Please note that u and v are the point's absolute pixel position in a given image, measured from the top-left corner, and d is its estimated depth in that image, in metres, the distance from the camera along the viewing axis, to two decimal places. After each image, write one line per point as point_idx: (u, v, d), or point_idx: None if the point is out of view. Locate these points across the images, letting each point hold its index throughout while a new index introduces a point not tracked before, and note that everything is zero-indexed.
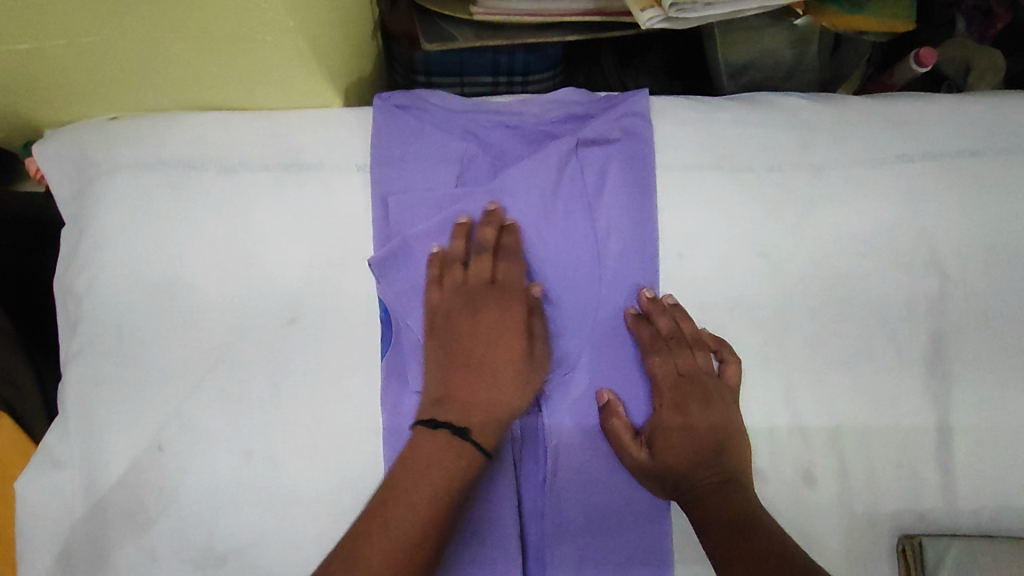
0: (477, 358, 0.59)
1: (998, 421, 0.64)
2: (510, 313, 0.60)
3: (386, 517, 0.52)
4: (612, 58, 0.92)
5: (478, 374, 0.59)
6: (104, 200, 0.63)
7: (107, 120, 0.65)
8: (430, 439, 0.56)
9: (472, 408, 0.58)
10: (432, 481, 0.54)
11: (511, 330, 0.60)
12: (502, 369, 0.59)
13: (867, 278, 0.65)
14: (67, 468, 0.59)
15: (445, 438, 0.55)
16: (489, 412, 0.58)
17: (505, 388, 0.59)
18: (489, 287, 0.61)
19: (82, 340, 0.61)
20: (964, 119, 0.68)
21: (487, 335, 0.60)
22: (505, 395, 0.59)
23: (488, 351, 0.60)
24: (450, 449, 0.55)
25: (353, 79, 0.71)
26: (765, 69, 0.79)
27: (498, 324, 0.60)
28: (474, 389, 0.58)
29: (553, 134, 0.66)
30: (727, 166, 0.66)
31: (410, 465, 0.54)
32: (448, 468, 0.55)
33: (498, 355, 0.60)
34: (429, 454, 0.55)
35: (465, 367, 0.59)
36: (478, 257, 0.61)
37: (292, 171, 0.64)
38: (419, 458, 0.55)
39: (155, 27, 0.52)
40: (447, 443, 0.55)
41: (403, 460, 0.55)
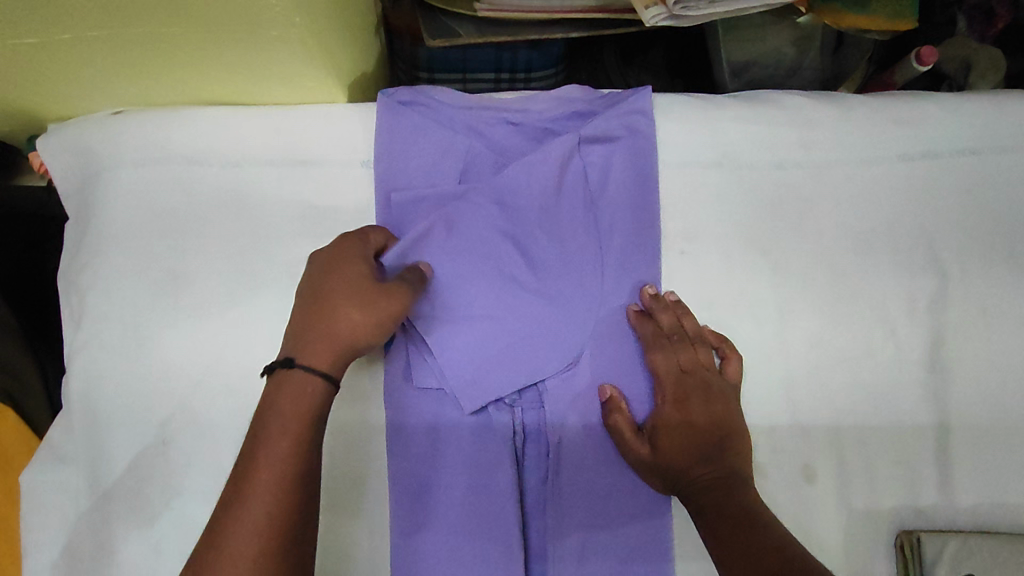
0: (306, 293, 0.54)
1: (996, 419, 0.63)
2: (341, 246, 0.56)
3: (239, 495, 0.46)
4: (615, 55, 0.92)
5: (314, 309, 0.53)
6: (110, 194, 0.63)
7: (111, 115, 0.65)
8: (266, 392, 0.50)
9: (299, 339, 0.51)
10: (275, 441, 0.47)
11: (344, 262, 0.55)
12: (335, 296, 0.53)
13: (868, 276, 0.65)
14: (73, 461, 0.60)
15: (285, 386, 0.50)
16: (320, 334, 0.51)
17: (331, 303, 0.52)
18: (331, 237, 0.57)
19: (86, 334, 0.61)
20: (967, 116, 0.68)
21: (316, 270, 0.54)
22: (336, 308, 0.52)
23: (315, 283, 0.54)
24: (289, 393, 0.49)
25: (356, 74, 0.71)
26: (767, 67, 0.79)
27: (331, 259, 0.55)
28: (303, 319, 0.53)
29: (556, 130, 0.66)
30: (729, 163, 0.66)
31: (264, 407, 0.49)
32: (293, 408, 0.49)
33: (331, 283, 0.53)
34: (281, 398, 0.49)
35: (299, 307, 0.54)
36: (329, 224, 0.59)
37: (296, 166, 0.64)
38: (271, 403, 0.49)
39: (161, 21, 0.52)
40: (287, 386, 0.50)
41: (258, 410, 0.50)
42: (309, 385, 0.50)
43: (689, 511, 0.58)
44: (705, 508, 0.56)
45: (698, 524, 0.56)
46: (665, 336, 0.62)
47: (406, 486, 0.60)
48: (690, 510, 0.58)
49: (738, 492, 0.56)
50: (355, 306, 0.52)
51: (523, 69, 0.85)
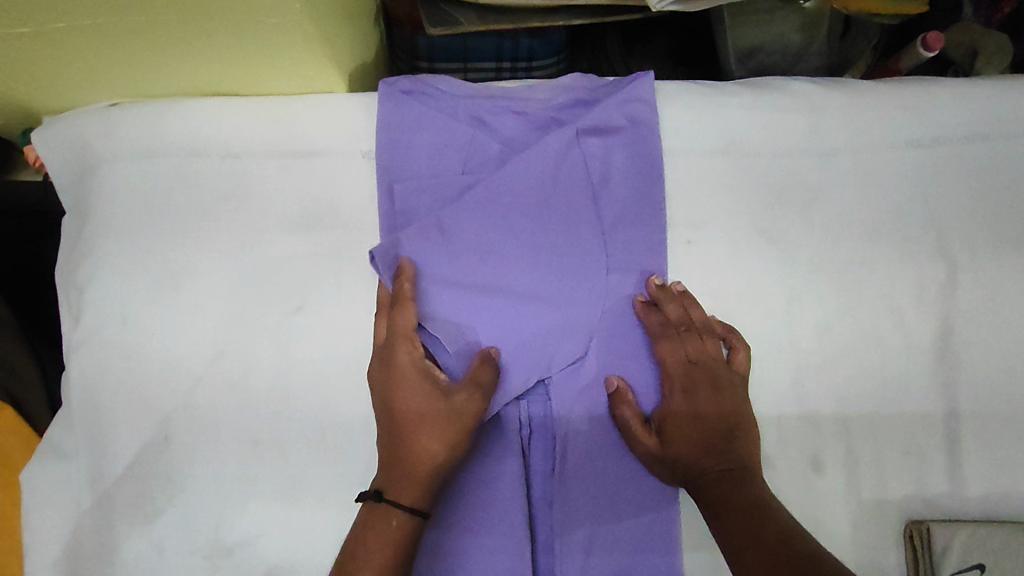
0: (384, 416, 0.57)
1: (1005, 406, 0.63)
2: (405, 363, 0.57)
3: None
4: (618, 43, 0.91)
5: (394, 436, 0.56)
6: (108, 188, 0.62)
7: (108, 107, 0.64)
8: (357, 521, 0.55)
9: (387, 472, 0.56)
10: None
11: (408, 382, 0.57)
12: (411, 425, 0.56)
13: (876, 265, 0.64)
14: (73, 459, 0.59)
15: (373, 523, 0.54)
16: (406, 469, 0.55)
17: (415, 437, 0.56)
18: (389, 343, 0.57)
19: (86, 330, 0.60)
20: (977, 101, 0.67)
21: (388, 394, 0.57)
22: (420, 444, 0.56)
23: (392, 411, 0.57)
24: (377, 529, 0.54)
25: (356, 64, 0.70)
26: (773, 53, 0.77)
27: (390, 377, 0.57)
28: (389, 452, 0.56)
29: (559, 119, 0.65)
30: (736, 152, 0.65)
31: (358, 536, 0.54)
32: (382, 544, 0.53)
33: (403, 408, 0.56)
34: (373, 526, 0.54)
35: (380, 431, 0.57)
36: (383, 313, 0.59)
37: (296, 158, 0.63)
38: (365, 530, 0.54)
39: (158, 9, 0.51)
40: (375, 523, 0.54)
41: (353, 536, 0.54)
42: (397, 522, 0.54)
43: (697, 503, 0.58)
44: (714, 501, 0.55)
45: (707, 517, 0.56)
46: (672, 328, 0.61)
47: None
48: (699, 502, 0.57)
49: (749, 486, 0.56)
50: (437, 441, 0.56)
51: (525, 58, 0.84)
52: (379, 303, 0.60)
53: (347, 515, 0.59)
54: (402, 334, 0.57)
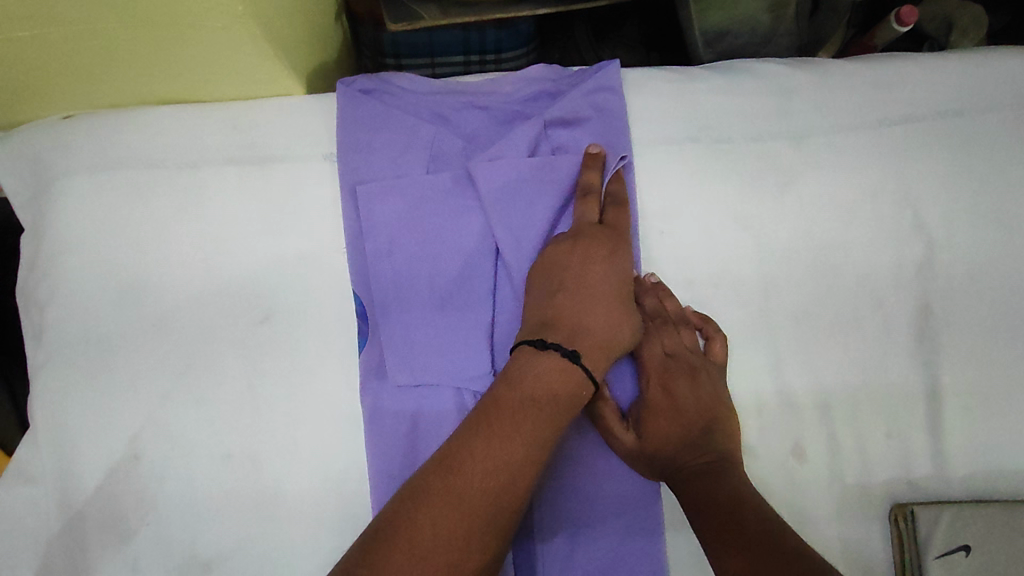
0: (573, 285, 0.57)
1: (987, 384, 0.62)
2: (626, 255, 0.59)
3: (470, 464, 0.47)
4: (586, 31, 0.89)
5: (590, 309, 0.57)
6: (63, 204, 0.61)
7: (59, 120, 0.62)
8: (522, 364, 0.53)
9: (572, 330, 0.55)
10: (541, 433, 0.50)
11: (619, 274, 0.58)
12: (613, 308, 0.57)
13: (853, 246, 0.63)
14: (42, 482, 0.58)
15: (551, 374, 0.52)
16: (606, 347, 0.56)
17: (613, 319, 0.57)
18: (610, 231, 0.59)
19: (49, 349, 0.59)
20: (950, 75, 0.66)
21: (587, 268, 0.57)
22: (618, 329, 0.57)
23: (585, 281, 0.57)
24: (554, 375, 0.52)
25: (315, 65, 0.68)
26: (742, 35, 0.76)
27: (613, 262, 0.58)
28: (582, 316, 0.56)
29: (524, 113, 0.64)
30: (706, 138, 0.64)
31: (524, 382, 0.52)
32: (554, 400, 0.51)
33: (610, 291, 0.58)
34: (547, 380, 0.52)
35: (572, 296, 0.57)
36: (589, 198, 0.60)
37: (256, 164, 0.62)
38: (536, 379, 0.52)
39: (97, 18, 0.49)
40: (558, 377, 0.52)
41: (514, 378, 0.52)
42: (581, 382, 0.53)
43: (677, 498, 0.57)
44: (693, 494, 0.54)
45: (685, 509, 0.55)
46: (647, 320, 0.61)
47: (383, 491, 0.58)
48: (678, 497, 0.56)
49: (729, 477, 0.55)
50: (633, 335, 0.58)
51: (493, 50, 0.83)
52: (584, 187, 0.60)
53: (324, 526, 0.58)
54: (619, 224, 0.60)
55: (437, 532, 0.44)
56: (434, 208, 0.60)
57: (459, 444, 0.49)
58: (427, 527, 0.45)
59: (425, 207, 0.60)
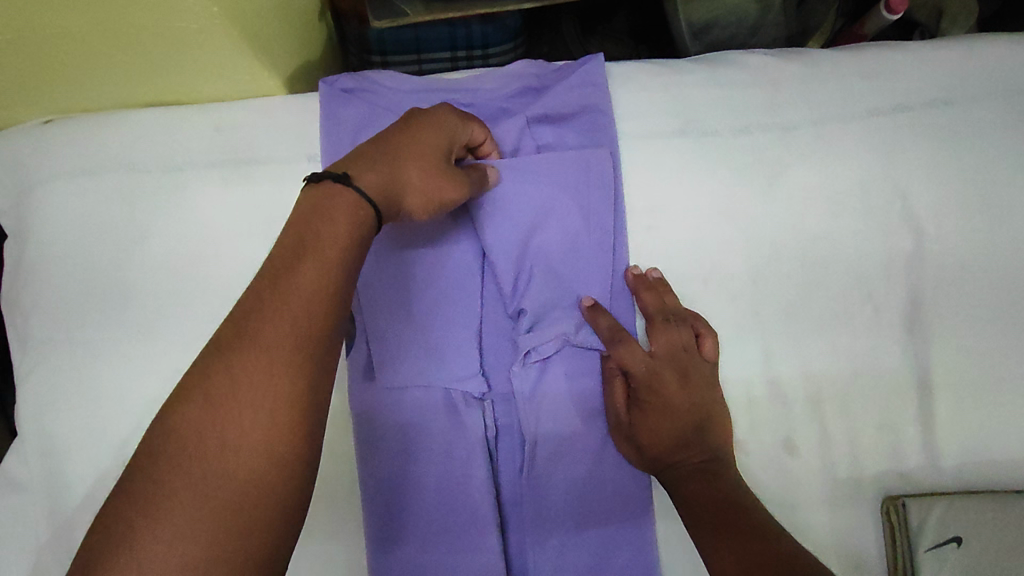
0: (392, 137, 0.51)
1: (978, 374, 0.62)
2: (436, 119, 0.53)
3: (227, 386, 0.38)
4: (574, 26, 0.88)
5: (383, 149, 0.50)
6: (45, 210, 0.60)
7: (40, 124, 0.62)
8: (320, 195, 0.46)
9: (363, 163, 0.49)
10: (324, 267, 0.43)
11: (434, 125, 0.53)
12: (407, 156, 0.51)
13: (842, 238, 0.63)
14: (30, 490, 0.58)
15: (337, 204, 0.46)
16: (380, 165, 0.49)
17: (407, 162, 0.50)
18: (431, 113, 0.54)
19: (35, 357, 0.59)
20: (938, 64, 0.65)
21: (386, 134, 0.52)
22: (404, 173, 0.50)
23: (406, 130, 0.52)
24: (344, 211, 0.45)
25: (298, 63, 0.67)
26: (729, 26, 0.75)
27: (425, 120, 0.53)
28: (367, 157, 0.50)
29: (509, 110, 0.63)
30: (694, 132, 0.63)
31: (305, 217, 0.45)
32: (332, 227, 0.44)
33: (412, 139, 0.52)
34: (316, 209, 0.45)
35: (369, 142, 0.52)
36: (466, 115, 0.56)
37: (240, 166, 0.61)
38: (315, 215, 0.45)
39: (72, 21, 0.48)
40: (338, 200, 0.46)
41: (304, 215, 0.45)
42: (356, 205, 0.46)
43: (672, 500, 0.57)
44: (690, 498, 0.54)
45: (681, 513, 0.55)
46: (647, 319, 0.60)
47: (375, 491, 0.58)
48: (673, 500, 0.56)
49: (725, 482, 0.55)
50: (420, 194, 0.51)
51: (480, 45, 0.82)
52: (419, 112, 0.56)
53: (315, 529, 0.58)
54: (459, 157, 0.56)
55: (169, 512, 0.35)
56: None
57: (218, 357, 0.39)
58: (198, 481, 0.36)
59: None
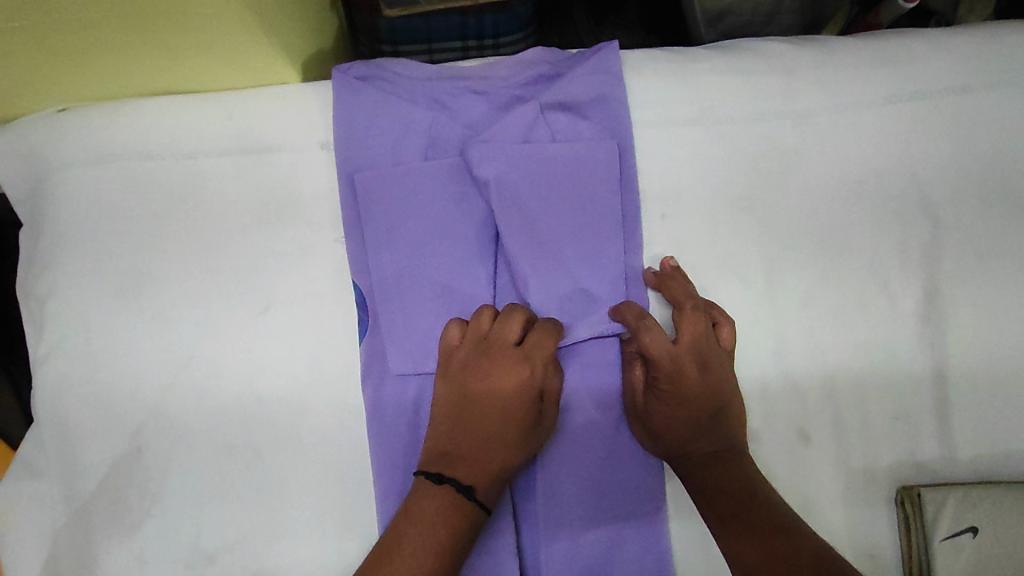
0: (478, 409, 0.58)
1: (994, 364, 0.61)
2: (526, 379, 0.58)
3: None
4: (585, 15, 0.88)
5: (479, 438, 0.57)
6: (59, 197, 0.60)
7: (54, 112, 0.62)
8: (429, 495, 0.54)
9: (473, 466, 0.56)
10: (437, 544, 0.51)
11: (524, 404, 0.58)
12: (502, 433, 0.57)
13: (858, 227, 0.62)
14: (47, 476, 0.58)
15: (443, 500, 0.53)
16: (482, 472, 0.56)
17: (499, 449, 0.57)
18: (489, 352, 0.57)
19: (50, 344, 0.59)
20: (956, 51, 0.64)
21: (469, 394, 0.58)
22: (508, 461, 0.57)
23: (492, 403, 0.58)
24: (438, 508, 0.53)
25: (310, 52, 0.67)
26: (743, 13, 0.75)
27: (513, 378, 0.58)
28: (461, 442, 0.57)
29: (522, 97, 0.63)
30: (707, 120, 0.63)
31: (412, 510, 0.53)
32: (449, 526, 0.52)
33: (503, 409, 0.58)
34: (432, 510, 0.53)
35: (459, 410, 0.58)
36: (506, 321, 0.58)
37: (253, 154, 0.61)
38: (424, 511, 0.53)
39: (86, 8, 0.48)
40: (455, 515, 0.53)
41: (409, 511, 0.53)
42: (459, 505, 0.53)
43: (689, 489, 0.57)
44: (708, 485, 0.55)
45: (697, 499, 0.56)
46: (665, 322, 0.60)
47: (386, 480, 0.58)
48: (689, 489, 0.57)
49: (742, 467, 0.55)
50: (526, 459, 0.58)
51: (490, 34, 0.82)
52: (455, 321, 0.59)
53: (327, 515, 0.58)
54: (524, 343, 0.58)
55: None
56: (433, 195, 0.60)
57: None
58: None
59: (424, 194, 0.60)
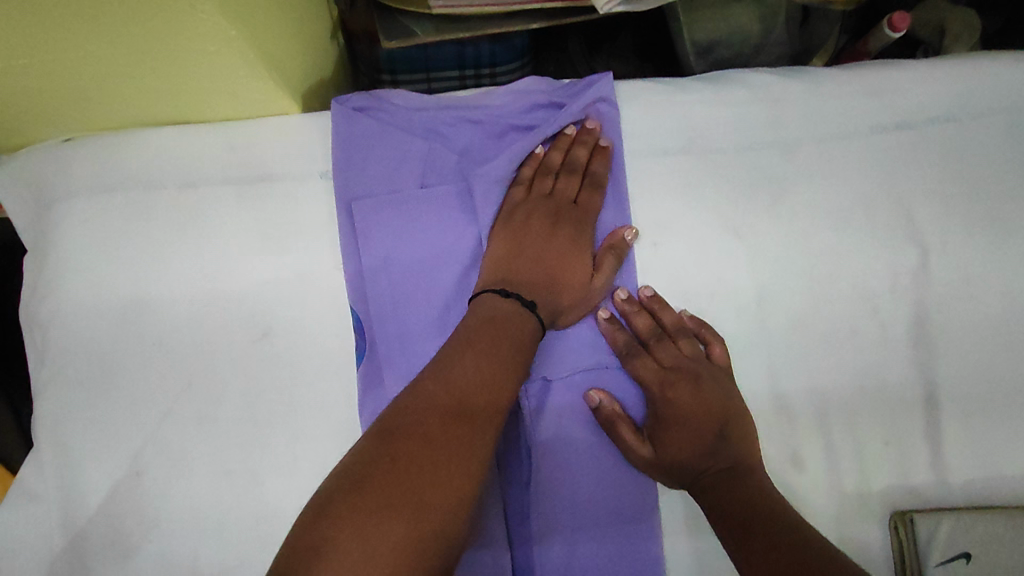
0: (536, 247, 0.62)
1: (983, 389, 0.62)
2: (576, 226, 0.63)
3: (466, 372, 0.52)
4: (579, 44, 0.91)
5: (540, 265, 0.61)
6: (64, 225, 0.61)
7: (60, 142, 0.63)
8: (498, 308, 0.57)
9: (533, 292, 0.60)
10: (514, 336, 0.56)
11: (577, 247, 0.63)
12: (565, 268, 0.62)
13: (846, 253, 0.63)
14: (45, 501, 0.59)
15: (507, 311, 0.57)
16: (544, 297, 0.60)
17: (563, 276, 0.61)
18: (550, 203, 0.64)
19: (52, 370, 0.60)
20: (938, 83, 0.66)
21: (527, 234, 0.62)
22: (558, 295, 0.61)
23: (551, 242, 0.62)
24: (503, 313, 0.57)
25: (310, 83, 0.69)
26: (732, 46, 0.78)
27: (570, 237, 0.63)
28: (523, 266, 0.61)
29: (518, 127, 0.65)
30: (697, 148, 0.64)
31: (492, 317, 0.57)
32: (512, 343, 0.56)
33: (558, 243, 0.62)
34: (498, 314, 0.57)
35: (525, 247, 0.62)
36: (567, 175, 0.64)
37: (254, 183, 0.63)
38: (490, 313, 0.57)
39: (94, 44, 0.50)
40: (521, 324, 0.57)
41: (478, 318, 0.57)
42: (516, 311, 0.57)
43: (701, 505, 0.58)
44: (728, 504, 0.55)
45: (714, 519, 0.56)
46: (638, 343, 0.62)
47: None
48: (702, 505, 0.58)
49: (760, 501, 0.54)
50: (572, 309, 0.61)
51: (487, 64, 0.83)
52: (516, 180, 0.65)
53: None
54: (578, 199, 0.64)
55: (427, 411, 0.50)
56: (432, 223, 0.62)
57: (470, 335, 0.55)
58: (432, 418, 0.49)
59: (423, 219, 0.62)
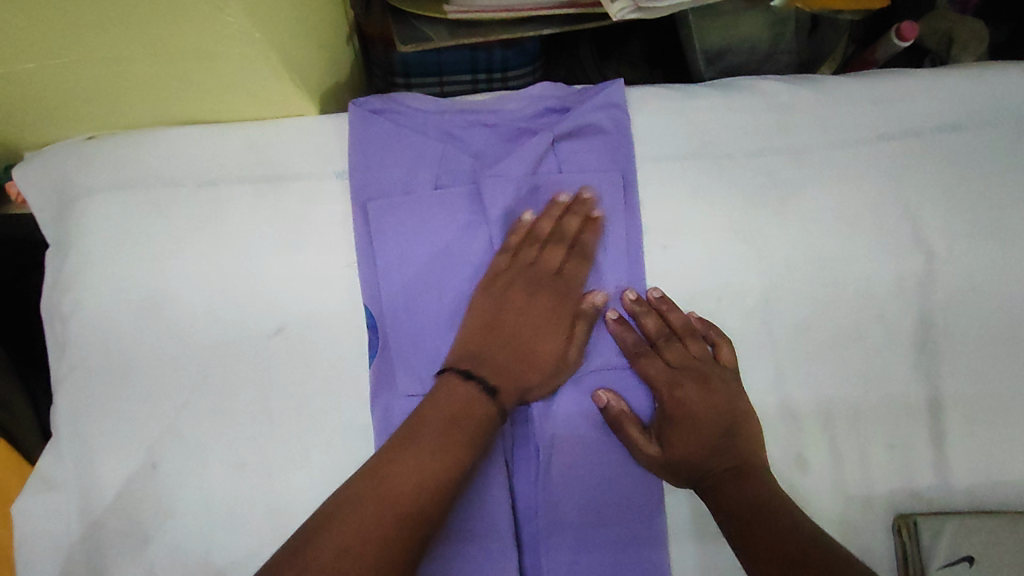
0: (505, 329, 0.60)
1: (987, 395, 0.63)
2: (550, 304, 0.61)
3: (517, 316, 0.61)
4: (590, 50, 0.92)
5: (513, 353, 0.60)
6: (86, 220, 0.63)
7: (84, 140, 0.65)
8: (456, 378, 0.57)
9: (500, 372, 0.59)
10: (467, 414, 0.56)
11: (551, 334, 0.61)
12: (535, 356, 0.60)
13: (853, 259, 0.64)
14: (63, 490, 0.60)
15: (461, 391, 0.56)
16: (510, 372, 0.59)
17: (536, 346, 0.60)
18: (533, 274, 0.62)
19: (72, 361, 0.61)
20: (945, 92, 0.67)
21: (505, 308, 0.61)
22: (526, 378, 0.60)
23: (521, 320, 0.61)
24: (460, 396, 0.56)
25: (327, 85, 0.71)
26: (742, 53, 0.79)
27: (545, 315, 0.61)
28: (485, 343, 0.60)
29: (531, 129, 0.66)
30: (706, 153, 0.66)
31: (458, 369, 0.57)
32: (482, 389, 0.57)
33: (531, 322, 0.61)
34: (460, 385, 0.57)
35: (492, 318, 0.60)
36: (555, 244, 0.62)
37: (271, 181, 0.64)
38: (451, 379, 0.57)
39: (123, 45, 0.52)
40: (477, 411, 0.57)
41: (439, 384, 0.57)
42: (471, 400, 0.56)
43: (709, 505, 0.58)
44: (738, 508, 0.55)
45: (721, 518, 0.56)
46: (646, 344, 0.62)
47: None
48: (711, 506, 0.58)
49: (772, 503, 0.55)
50: (542, 384, 0.60)
51: (499, 68, 0.85)
52: (504, 246, 0.63)
53: None
54: (563, 269, 0.62)
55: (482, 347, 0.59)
56: (445, 222, 0.63)
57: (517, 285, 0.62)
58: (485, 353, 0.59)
59: (436, 219, 0.63)
